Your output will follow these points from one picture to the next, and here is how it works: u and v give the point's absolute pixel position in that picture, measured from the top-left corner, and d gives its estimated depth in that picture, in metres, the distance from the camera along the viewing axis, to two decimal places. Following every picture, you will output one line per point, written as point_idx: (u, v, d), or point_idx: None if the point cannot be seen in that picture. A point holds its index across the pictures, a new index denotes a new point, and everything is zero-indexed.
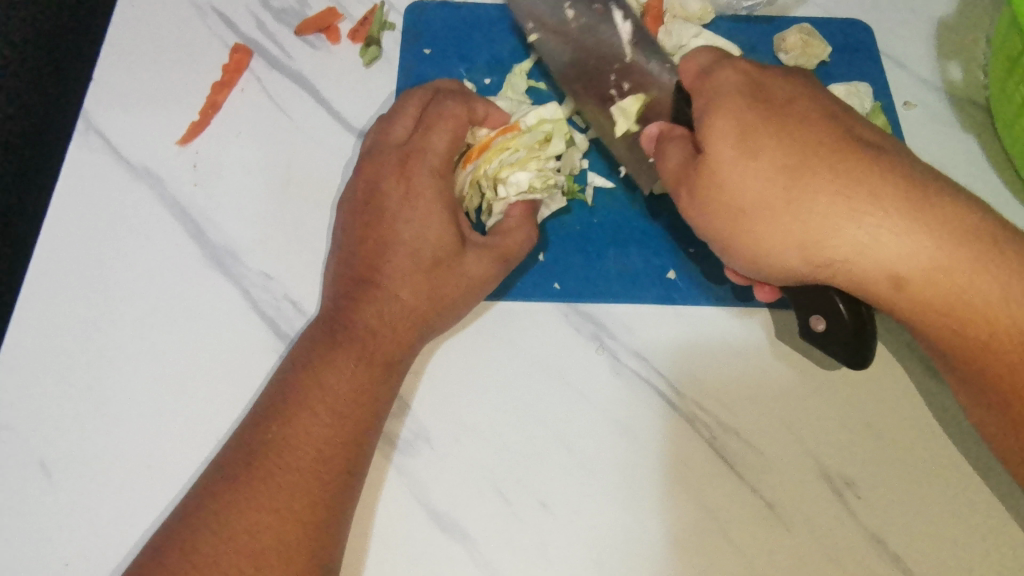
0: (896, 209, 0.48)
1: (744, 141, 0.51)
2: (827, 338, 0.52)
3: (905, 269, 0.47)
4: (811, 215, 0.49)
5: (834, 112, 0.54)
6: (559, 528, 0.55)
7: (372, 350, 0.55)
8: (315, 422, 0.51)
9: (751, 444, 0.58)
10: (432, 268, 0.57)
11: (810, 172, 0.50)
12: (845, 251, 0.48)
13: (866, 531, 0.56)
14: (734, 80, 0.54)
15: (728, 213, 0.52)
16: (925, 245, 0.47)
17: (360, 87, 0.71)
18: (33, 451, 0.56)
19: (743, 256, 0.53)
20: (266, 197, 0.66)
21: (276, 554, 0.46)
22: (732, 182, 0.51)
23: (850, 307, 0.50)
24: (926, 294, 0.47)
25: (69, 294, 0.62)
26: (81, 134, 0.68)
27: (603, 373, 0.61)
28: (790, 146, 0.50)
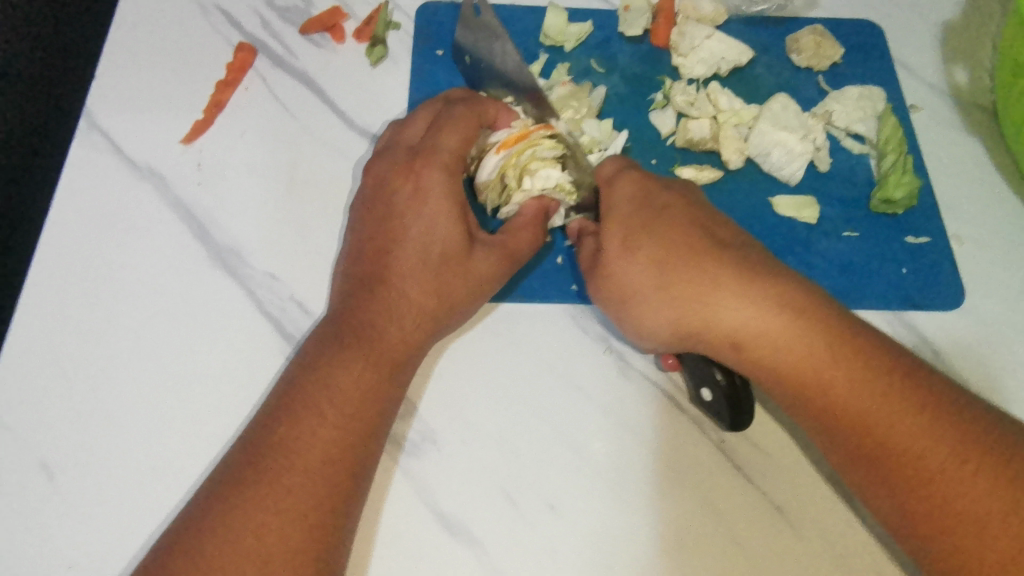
0: (759, 317, 0.52)
1: (626, 240, 0.57)
2: (714, 404, 0.56)
3: (781, 361, 0.51)
4: (684, 305, 0.54)
5: (703, 222, 0.58)
6: (568, 532, 0.55)
7: (378, 352, 0.54)
8: (323, 426, 0.50)
9: (759, 447, 0.58)
10: (439, 266, 0.56)
11: (677, 266, 0.55)
12: (699, 331, 0.54)
13: (875, 536, 0.55)
14: (627, 190, 0.59)
15: (615, 298, 0.57)
16: (777, 323, 0.52)
17: (367, 86, 0.71)
18: (35, 454, 0.55)
19: (636, 332, 0.57)
20: (271, 197, 0.65)
21: (281, 561, 0.45)
22: (620, 271, 0.56)
23: (728, 372, 0.55)
24: (793, 384, 0.51)
25: (71, 293, 0.61)
26: (83, 132, 0.68)
27: (611, 376, 0.60)
28: (663, 243, 0.56)
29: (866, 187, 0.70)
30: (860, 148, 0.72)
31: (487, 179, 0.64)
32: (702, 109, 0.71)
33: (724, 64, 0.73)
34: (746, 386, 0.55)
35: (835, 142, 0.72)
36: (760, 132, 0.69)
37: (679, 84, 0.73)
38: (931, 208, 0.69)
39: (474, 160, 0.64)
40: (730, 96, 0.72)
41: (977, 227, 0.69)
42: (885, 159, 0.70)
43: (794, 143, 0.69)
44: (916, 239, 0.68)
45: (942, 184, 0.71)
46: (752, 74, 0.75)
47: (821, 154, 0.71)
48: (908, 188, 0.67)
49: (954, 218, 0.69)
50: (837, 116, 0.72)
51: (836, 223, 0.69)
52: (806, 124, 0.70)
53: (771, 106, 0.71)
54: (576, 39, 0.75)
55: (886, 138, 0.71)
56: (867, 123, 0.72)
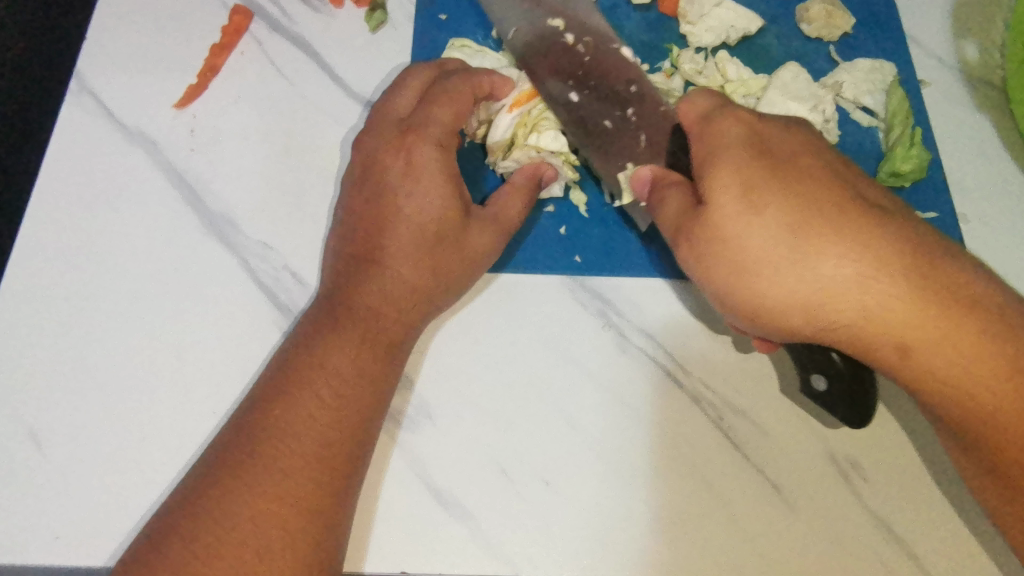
0: (899, 279, 0.47)
1: (752, 201, 0.50)
2: (828, 397, 0.52)
3: (908, 333, 0.47)
4: (823, 282, 0.48)
5: (830, 166, 0.53)
6: (563, 509, 0.54)
7: (372, 330, 0.53)
8: (316, 405, 0.49)
9: (758, 426, 0.57)
10: (435, 242, 0.55)
11: (819, 231, 0.49)
12: (851, 315, 0.48)
13: (873, 516, 0.55)
14: (744, 137, 0.53)
15: (725, 263, 0.50)
16: (895, 292, 0.47)
17: (365, 51, 0.69)
18: (24, 422, 0.55)
19: (741, 309, 0.51)
20: (266, 165, 0.64)
21: (273, 539, 0.45)
22: (741, 239, 0.50)
23: (847, 359, 0.50)
24: (921, 359, 0.47)
25: (62, 259, 0.60)
26: (74, 95, 0.66)
27: (611, 351, 0.59)
28: (798, 206, 0.49)
29: (873, 162, 0.69)
30: (869, 120, 0.70)
31: (499, 138, 0.64)
32: (709, 78, 0.71)
33: (733, 32, 0.72)
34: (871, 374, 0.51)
35: (844, 115, 0.71)
36: (769, 101, 0.68)
37: (687, 53, 0.71)
38: (939, 185, 0.68)
39: (483, 123, 0.65)
40: (738, 65, 0.71)
41: (984, 206, 0.68)
42: (892, 133, 0.69)
43: (804, 114, 0.68)
44: (923, 214, 0.67)
45: (950, 162, 0.70)
46: (761, 45, 0.74)
47: (829, 126, 0.69)
48: (917, 162, 0.66)
49: (963, 196, 0.68)
50: (845, 88, 0.70)
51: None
52: (817, 95, 0.69)
53: (781, 75, 0.70)
54: None
55: (893, 110, 0.69)
56: (875, 96, 0.71)
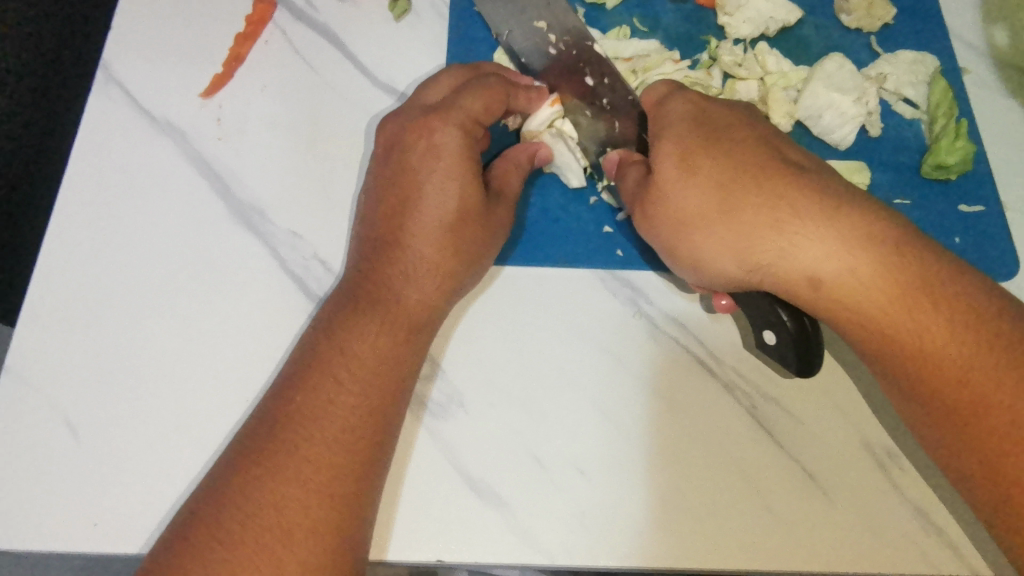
0: (824, 223, 0.50)
1: (686, 163, 0.54)
2: (778, 349, 0.54)
3: (820, 268, 0.50)
4: (747, 226, 0.52)
5: (768, 140, 0.56)
6: (596, 497, 0.54)
7: (391, 314, 0.53)
8: (337, 390, 0.49)
9: (793, 416, 0.56)
10: (460, 225, 0.55)
11: (741, 186, 0.53)
12: (770, 256, 0.51)
13: (910, 504, 0.54)
14: (684, 111, 0.57)
15: (669, 223, 0.55)
16: (827, 237, 0.50)
17: (391, 41, 0.69)
18: (57, 410, 0.54)
19: (687, 267, 0.55)
20: (293, 154, 0.64)
21: (314, 524, 0.45)
22: (675, 196, 0.54)
23: (794, 316, 0.52)
24: (836, 294, 0.50)
25: (92, 249, 0.60)
26: (100, 84, 0.66)
27: (640, 338, 0.59)
28: (724, 165, 0.54)
29: (914, 154, 0.70)
30: (912, 112, 0.71)
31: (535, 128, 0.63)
32: (750, 69, 0.71)
33: (772, 23, 0.72)
34: (815, 326, 0.53)
35: (886, 107, 0.72)
36: (812, 93, 0.68)
37: (726, 45, 0.72)
38: (972, 176, 0.69)
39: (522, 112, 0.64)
40: (778, 58, 0.72)
41: (1016, 195, 0.68)
42: (936, 124, 0.70)
43: (848, 106, 0.68)
44: (970, 208, 0.68)
45: (982, 151, 0.70)
46: (800, 35, 0.74)
47: (872, 118, 0.70)
48: (962, 153, 0.67)
49: (1003, 183, 0.69)
50: (888, 80, 0.71)
51: (886, 190, 0.69)
52: (861, 87, 0.69)
53: (825, 66, 0.70)
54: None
55: (936, 102, 0.70)
56: (917, 88, 0.72)
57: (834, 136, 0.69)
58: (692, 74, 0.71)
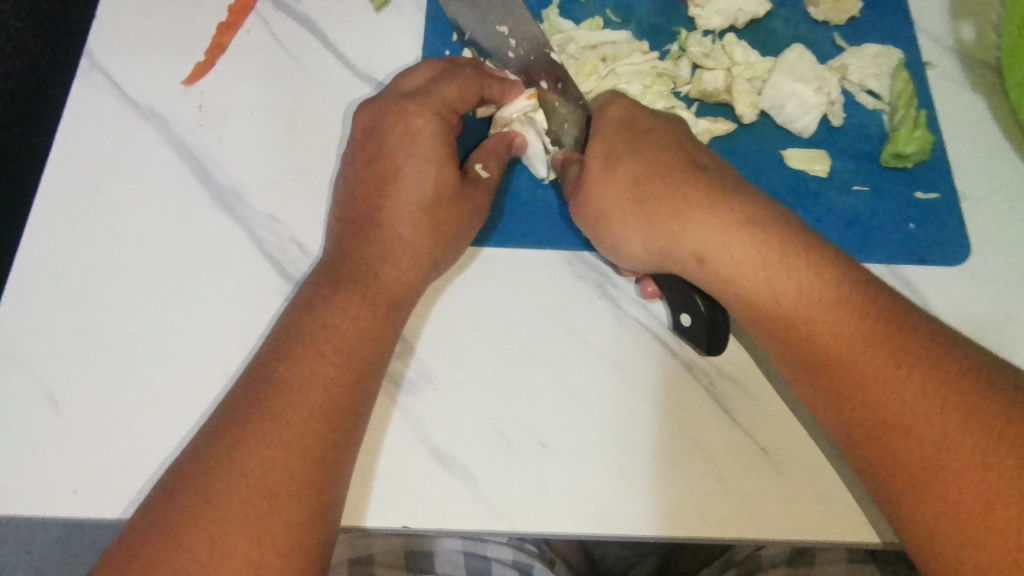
0: (718, 214, 0.53)
1: (608, 159, 0.58)
2: (692, 331, 0.59)
3: (709, 251, 0.53)
4: (651, 216, 0.55)
5: (690, 145, 0.59)
6: (557, 467, 0.57)
7: (372, 291, 0.55)
8: (322, 364, 0.52)
9: (746, 391, 0.60)
10: (434, 204, 0.58)
11: (654, 178, 0.56)
12: (667, 240, 0.55)
13: (856, 476, 0.57)
14: (617, 115, 0.60)
15: (592, 212, 0.58)
16: (724, 226, 0.53)
17: (370, 31, 0.71)
18: (43, 384, 0.57)
19: (611, 251, 0.59)
20: (272, 140, 0.66)
21: (288, 488, 0.47)
22: (594, 188, 0.58)
23: (707, 302, 0.57)
24: (728, 276, 0.53)
25: (76, 230, 0.63)
26: (85, 71, 0.68)
27: (605, 319, 0.62)
28: (640, 160, 0.57)
29: (874, 142, 0.72)
30: (874, 103, 0.74)
31: (507, 117, 0.66)
32: (717, 60, 0.74)
33: (741, 15, 0.75)
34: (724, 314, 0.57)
35: (849, 97, 0.74)
36: (775, 83, 0.71)
37: (695, 37, 0.75)
38: (929, 163, 0.71)
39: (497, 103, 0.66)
40: (745, 49, 0.74)
41: (971, 183, 0.71)
42: (896, 114, 0.72)
43: (809, 96, 0.71)
44: (925, 195, 0.70)
45: (940, 141, 0.72)
46: (768, 28, 0.77)
47: (835, 108, 0.72)
48: (920, 143, 0.70)
49: (959, 174, 0.71)
50: (852, 71, 0.74)
51: (847, 179, 0.71)
52: (822, 77, 0.72)
53: (788, 57, 0.73)
54: None
55: (898, 93, 0.73)
56: (881, 79, 0.74)
57: (796, 125, 0.72)
58: (660, 66, 0.74)
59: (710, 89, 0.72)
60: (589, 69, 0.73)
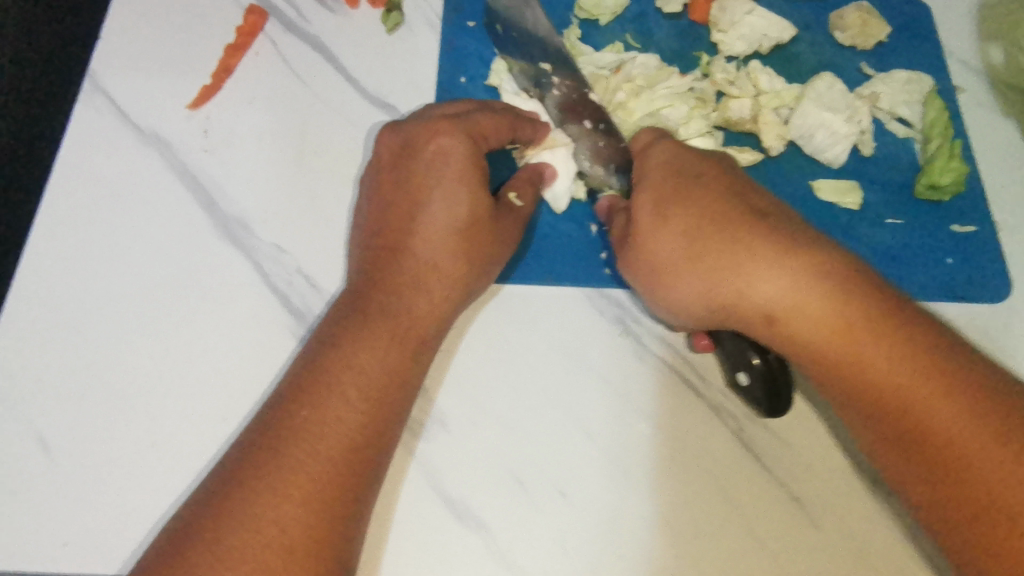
0: (791, 269, 0.50)
1: (659, 209, 0.55)
2: (751, 391, 0.55)
3: (781, 312, 0.50)
4: (709, 274, 0.52)
5: (738, 184, 0.56)
6: (578, 518, 0.53)
7: (405, 327, 0.53)
8: (344, 408, 0.48)
9: (780, 438, 0.55)
10: (472, 232, 0.55)
11: (708, 233, 0.53)
12: (730, 298, 0.51)
13: (899, 532, 0.53)
14: (660, 159, 0.58)
15: (641, 267, 0.55)
16: (789, 285, 0.50)
17: (382, 54, 0.68)
18: (33, 425, 0.54)
19: (658, 308, 0.56)
20: (280, 167, 0.63)
21: (302, 545, 0.44)
22: (648, 241, 0.55)
23: (767, 360, 0.53)
24: (800, 339, 0.50)
25: (74, 260, 0.60)
26: (86, 94, 0.66)
27: (627, 359, 0.58)
28: (696, 212, 0.54)
29: (907, 173, 0.69)
30: (906, 132, 0.71)
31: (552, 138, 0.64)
32: (742, 88, 0.71)
33: (766, 41, 0.72)
34: (785, 372, 0.54)
35: (879, 125, 0.71)
36: (803, 113, 0.69)
37: (719, 63, 0.72)
38: (966, 196, 0.68)
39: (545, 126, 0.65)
40: (770, 76, 0.71)
41: (1011, 216, 0.68)
42: (930, 143, 0.69)
43: (839, 125, 0.68)
44: (963, 228, 0.67)
45: (977, 171, 0.69)
46: (794, 52, 0.74)
47: (865, 137, 0.70)
48: (956, 174, 0.67)
49: (997, 205, 0.68)
50: (882, 98, 0.71)
51: (880, 211, 0.68)
52: (852, 106, 0.69)
53: (816, 85, 0.70)
54: (612, 13, 0.74)
55: (931, 122, 0.70)
56: (912, 107, 0.71)
57: (825, 155, 0.69)
58: (697, 87, 0.71)
59: (734, 118, 0.69)
60: (614, 89, 0.71)
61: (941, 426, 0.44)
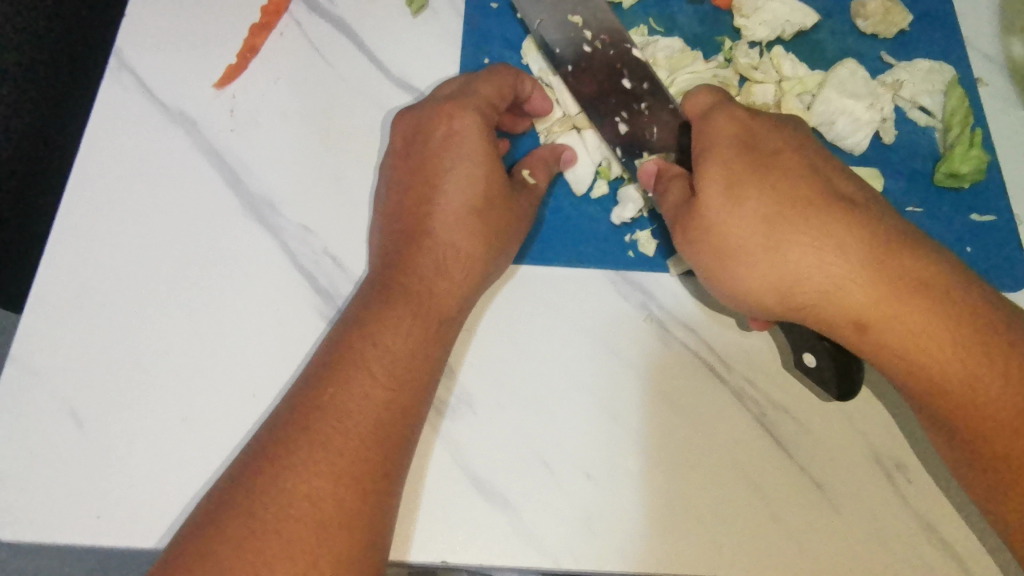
0: (869, 264, 0.49)
1: (732, 192, 0.52)
2: (818, 373, 0.54)
3: (865, 311, 0.49)
4: (792, 263, 0.50)
5: (814, 162, 0.54)
6: (602, 498, 0.54)
7: (429, 307, 0.53)
8: (372, 386, 0.49)
9: (800, 423, 0.56)
10: (486, 208, 0.55)
11: (792, 223, 0.51)
12: (815, 296, 0.50)
13: (917, 516, 0.54)
14: (731, 130, 0.54)
15: (710, 251, 0.53)
16: (867, 280, 0.49)
17: (406, 36, 0.68)
18: (64, 400, 0.54)
19: (723, 291, 0.54)
20: (306, 147, 0.63)
21: (333, 520, 0.44)
22: (723, 226, 0.52)
23: (835, 344, 0.52)
24: (880, 337, 0.49)
25: (103, 238, 0.60)
26: (113, 72, 0.66)
27: (650, 343, 0.59)
28: (776, 198, 0.51)
29: (928, 162, 0.69)
30: (927, 120, 0.71)
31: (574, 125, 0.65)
32: (766, 72, 0.71)
33: (789, 26, 0.72)
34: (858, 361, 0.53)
35: (900, 114, 0.71)
36: (825, 100, 0.69)
37: (741, 47, 0.72)
38: (987, 186, 0.68)
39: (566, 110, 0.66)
40: (794, 62, 0.71)
41: None
42: (949, 134, 0.69)
43: (861, 112, 0.68)
44: (982, 217, 0.67)
45: (997, 161, 0.69)
46: (816, 39, 0.74)
47: (886, 125, 0.69)
48: (975, 163, 0.67)
49: (1017, 195, 0.68)
50: (904, 87, 0.71)
51: (899, 198, 0.68)
52: (875, 93, 0.69)
53: (839, 72, 0.70)
54: None
55: (952, 111, 0.70)
56: (934, 97, 0.71)
57: (847, 142, 0.69)
58: (720, 74, 0.71)
59: (757, 103, 0.70)
60: None
61: (1000, 417, 0.46)
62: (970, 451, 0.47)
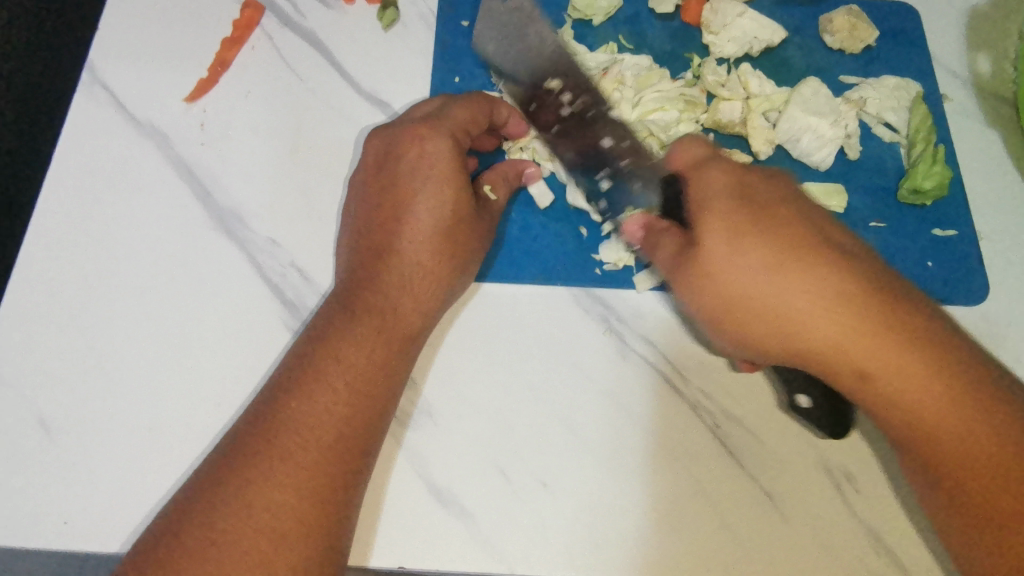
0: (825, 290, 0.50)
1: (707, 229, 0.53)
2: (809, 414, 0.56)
3: (855, 350, 0.49)
4: (757, 298, 0.51)
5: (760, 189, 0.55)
6: (559, 509, 0.55)
7: (390, 325, 0.54)
8: (331, 399, 0.50)
9: (755, 436, 0.58)
10: (450, 232, 0.57)
11: (754, 255, 0.51)
12: (807, 339, 0.50)
13: (865, 527, 0.55)
14: (692, 162, 0.56)
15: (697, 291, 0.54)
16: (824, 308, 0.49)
17: (377, 51, 0.69)
18: (32, 411, 0.55)
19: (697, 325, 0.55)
20: (276, 161, 0.64)
21: (287, 530, 0.45)
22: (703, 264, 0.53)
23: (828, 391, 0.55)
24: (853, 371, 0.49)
25: (73, 251, 0.61)
26: (85, 86, 0.67)
27: (611, 357, 0.60)
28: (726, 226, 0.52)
29: (891, 177, 0.71)
30: (891, 137, 0.72)
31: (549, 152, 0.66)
32: (732, 90, 0.72)
33: (756, 43, 0.73)
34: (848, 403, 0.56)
35: (866, 130, 0.73)
36: (790, 117, 0.70)
37: (710, 64, 0.73)
38: (949, 202, 0.69)
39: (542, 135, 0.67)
40: (761, 80, 0.73)
41: (992, 221, 0.69)
42: (914, 149, 0.70)
43: (825, 128, 0.69)
44: (942, 232, 0.69)
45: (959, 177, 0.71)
46: (784, 56, 0.75)
47: (852, 141, 0.71)
48: (939, 178, 0.68)
49: (978, 211, 0.69)
50: (870, 103, 0.72)
51: (863, 214, 0.69)
52: (838, 110, 0.70)
53: (802, 91, 0.71)
54: (606, 13, 0.75)
55: (915, 127, 0.71)
56: (899, 113, 0.73)
57: (812, 158, 0.70)
58: (687, 92, 0.72)
59: (724, 121, 0.71)
60: (605, 93, 0.72)
61: (955, 437, 0.46)
62: (927, 466, 0.48)
